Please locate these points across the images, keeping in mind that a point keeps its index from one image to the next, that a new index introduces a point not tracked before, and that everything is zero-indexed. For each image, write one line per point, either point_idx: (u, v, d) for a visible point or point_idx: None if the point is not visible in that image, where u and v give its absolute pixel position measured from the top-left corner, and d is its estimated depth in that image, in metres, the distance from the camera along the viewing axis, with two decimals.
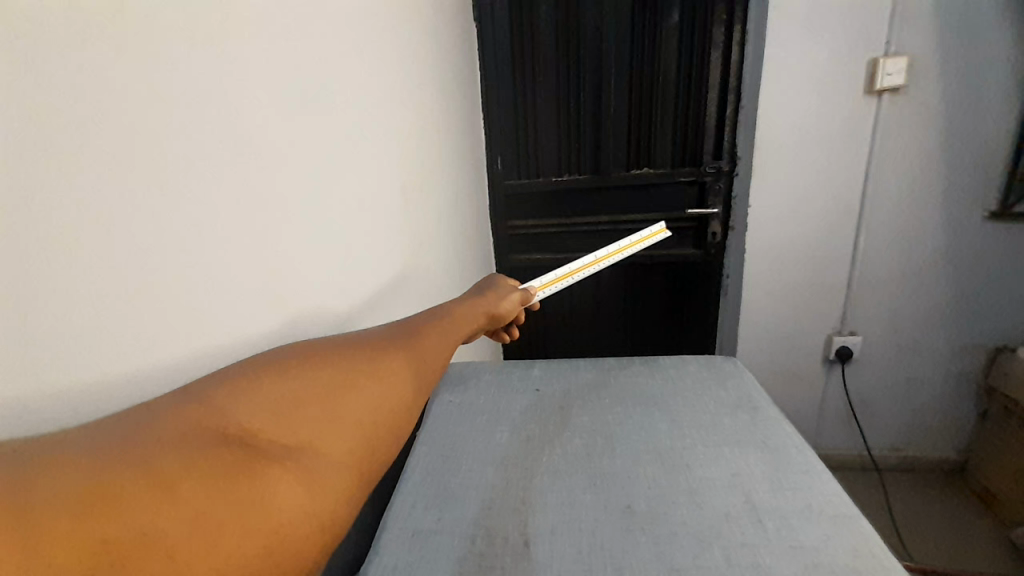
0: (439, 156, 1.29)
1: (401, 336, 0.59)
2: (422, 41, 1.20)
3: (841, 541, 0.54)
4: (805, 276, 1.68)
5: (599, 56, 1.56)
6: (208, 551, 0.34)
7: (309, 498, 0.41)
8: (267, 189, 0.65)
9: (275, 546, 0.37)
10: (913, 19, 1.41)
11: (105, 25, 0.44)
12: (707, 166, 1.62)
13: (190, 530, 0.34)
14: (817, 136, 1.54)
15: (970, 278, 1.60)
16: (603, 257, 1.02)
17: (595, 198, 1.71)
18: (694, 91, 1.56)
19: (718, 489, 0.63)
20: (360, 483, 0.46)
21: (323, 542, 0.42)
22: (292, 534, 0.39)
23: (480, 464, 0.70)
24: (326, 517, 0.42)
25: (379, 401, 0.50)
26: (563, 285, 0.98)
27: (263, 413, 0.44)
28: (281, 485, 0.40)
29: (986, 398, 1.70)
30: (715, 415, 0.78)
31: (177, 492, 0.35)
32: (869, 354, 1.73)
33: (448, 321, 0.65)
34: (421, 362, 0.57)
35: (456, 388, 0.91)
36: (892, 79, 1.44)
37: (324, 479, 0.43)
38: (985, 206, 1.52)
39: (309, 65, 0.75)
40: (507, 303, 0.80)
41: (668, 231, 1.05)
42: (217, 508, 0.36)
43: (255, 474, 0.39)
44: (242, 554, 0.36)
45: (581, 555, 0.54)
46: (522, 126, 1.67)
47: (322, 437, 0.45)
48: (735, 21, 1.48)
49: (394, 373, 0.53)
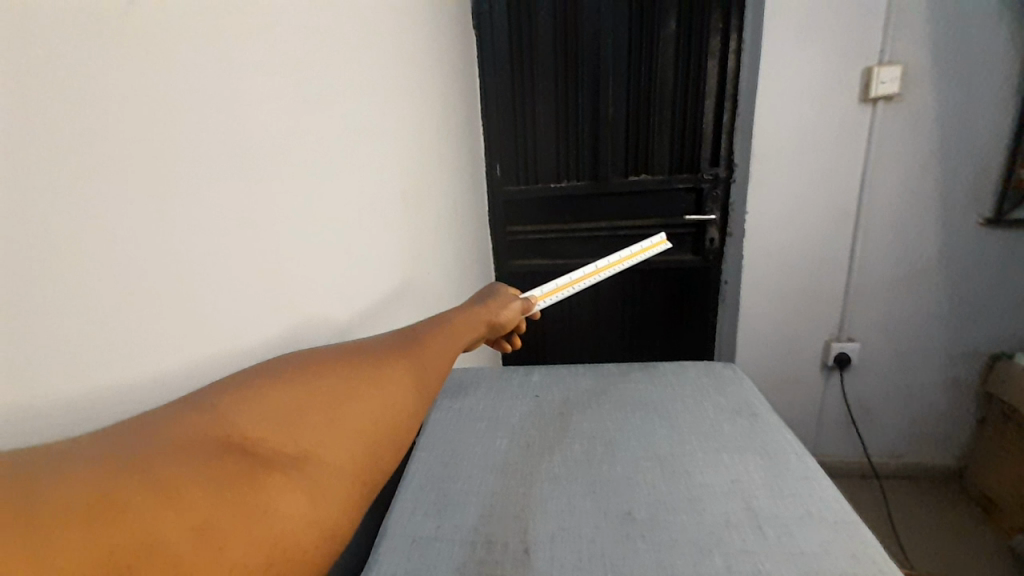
0: (439, 163, 1.30)
1: (401, 344, 0.59)
2: (422, 49, 1.21)
3: (842, 547, 0.54)
4: (803, 282, 1.69)
5: (598, 64, 1.58)
6: (210, 560, 0.34)
7: (310, 507, 0.41)
8: (269, 197, 0.65)
9: (276, 557, 0.37)
10: (906, 29, 1.43)
11: (109, 33, 0.46)
12: (705, 173, 1.64)
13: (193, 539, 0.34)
14: (813, 143, 1.56)
15: (966, 284, 1.61)
16: (603, 267, 1.03)
17: (594, 204, 1.72)
18: (692, 100, 1.58)
19: (718, 495, 0.62)
20: (360, 492, 0.46)
21: (324, 552, 0.42)
22: (293, 544, 0.39)
23: (480, 471, 0.70)
24: (326, 526, 0.42)
25: (379, 409, 0.50)
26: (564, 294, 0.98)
27: (264, 423, 0.44)
28: (282, 495, 0.40)
29: (984, 404, 1.70)
30: (715, 422, 0.78)
31: (179, 501, 0.35)
32: (867, 360, 1.73)
33: (449, 329, 0.65)
34: (422, 371, 0.57)
35: (456, 395, 0.91)
36: (887, 87, 1.46)
37: (325, 489, 0.43)
38: (980, 213, 1.54)
39: (311, 74, 0.75)
40: (507, 311, 0.80)
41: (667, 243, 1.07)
42: (219, 517, 0.36)
43: (256, 484, 0.39)
44: (243, 564, 0.36)
45: (582, 562, 0.54)
46: (522, 134, 1.68)
47: (323, 446, 0.45)
48: (732, 30, 1.50)
49: (395, 381, 0.53)
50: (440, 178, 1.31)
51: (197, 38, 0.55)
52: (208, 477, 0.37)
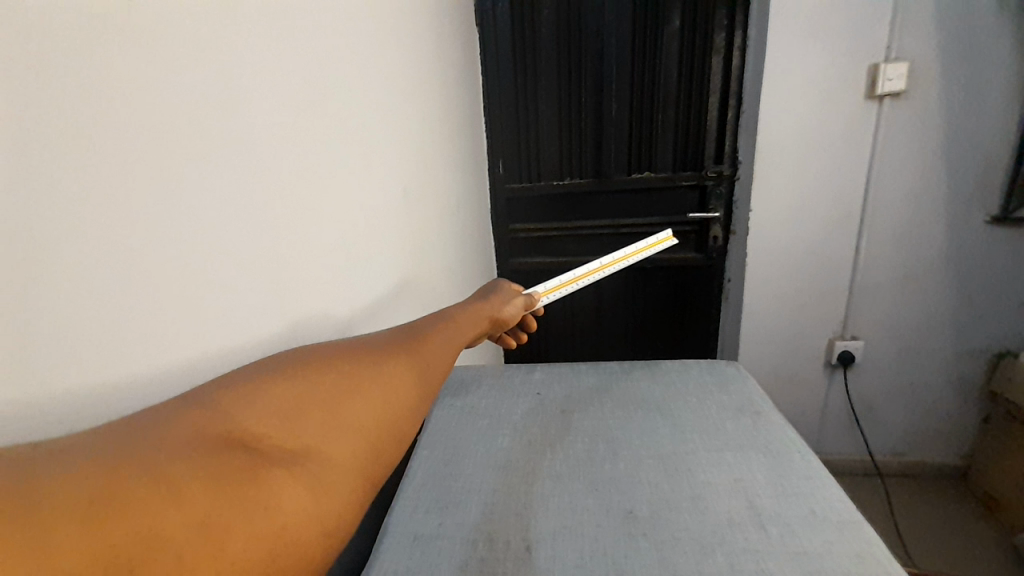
0: (441, 161, 1.30)
1: (403, 340, 0.58)
2: (424, 45, 1.21)
3: (846, 547, 0.54)
4: (806, 281, 1.68)
5: (601, 61, 1.57)
6: (215, 554, 0.34)
7: (313, 502, 0.41)
8: (271, 194, 0.65)
9: (279, 550, 0.38)
10: (913, 25, 1.41)
11: (111, 29, 0.45)
12: (708, 171, 1.63)
13: (198, 534, 0.34)
14: (818, 140, 1.54)
15: (972, 282, 1.59)
16: (608, 263, 1.02)
17: (597, 202, 1.71)
18: (697, 97, 1.58)
19: (721, 494, 0.62)
20: (362, 488, 0.46)
21: (326, 548, 0.42)
22: (295, 538, 0.39)
23: (481, 469, 0.70)
24: (329, 521, 0.42)
25: (381, 405, 0.50)
26: (569, 290, 0.98)
27: (266, 420, 0.44)
28: (285, 490, 0.40)
29: (989, 403, 1.69)
30: (718, 420, 0.77)
31: (184, 495, 0.35)
32: (871, 359, 1.73)
33: (451, 325, 0.65)
34: (424, 367, 0.57)
35: (458, 392, 0.91)
36: (893, 84, 1.44)
37: (328, 484, 0.43)
38: (986, 211, 1.52)
39: (312, 71, 0.75)
40: (510, 307, 0.80)
41: (673, 239, 1.07)
42: (224, 512, 0.36)
43: (259, 479, 0.39)
44: (247, 557, 0.36)
45: (583, 560, 0.54)
46: (525, 132, 1.68)
47: (325, 442, 0.45)
48: (736, 27, 1.50)
49: (396, 377, 0.53)
50: (443, 177, 1.31)
51: (197, 34, 0.54)
52: (212, 471, 0.37)
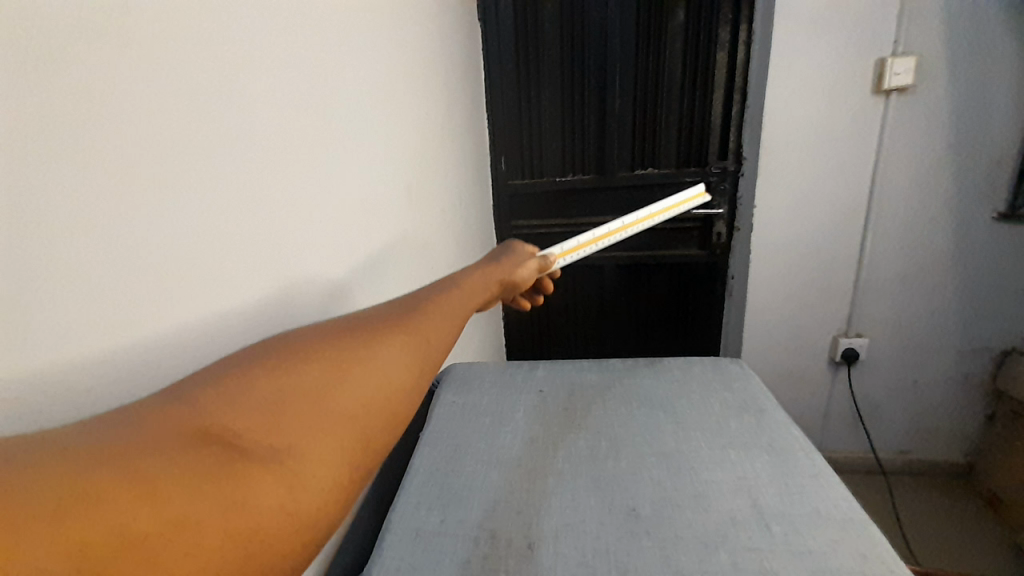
0: (444, 156, 1.29)
1: (411, 294, 0.48)
2: (427, 39, 1.20)
3: (850, 546, 0.54)
4: (811, 277, 1.67)
5: (604, 55, 1.55)
6: (162, 558, 0.25)
7: (294, 491, 0.30)
8: None
9: (251, 546, 0.28)
10: (921, 18, 1.40)
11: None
12: (713, 166, 1.62)
13: (145, 529, 0.26)
14: (824, 136, 1.53)
15: (978, 279, 1.58)
16: (630, 223, 1.00)
17: (600, 198, 1.70)
18: (702, 91, 1.56)
19: (725, 493, 0.62)
20: (362, 472, 0.34)
21: (313, 542, 0.32)
22: (270, 536, 0.29)
23: (483, 466, 0.69)
24: (315, 513, 0.31)
25: (381, 369, 0.38)
26: (586, 251, 0.97)
27: (242, 386, 0.34)
28: (257, 476, 0.30)
29: (994, 402, 1.68)
30: (721, 418, 0.77)
31: (126, 484, 0.26)
32: (875, 356, 1.72)
33: (466, 281, 0.57)
34: (434, 326, 0.45)
35: (460, 389, 0.91)
36: (900, 79, 1.43)
37: (314, 467, 0.32)
38: (993, 207, 1.51)
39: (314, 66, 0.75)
40: (523, 269, 0.77)
41: (706, 196, 1.01)
42: (175, 505, 0.27)
43: (224, 462, 0.30)
44: (204, 560, 0.27)
45: (585, 559, 0.54)
46: (528, 127, 1.67)
47: (313, 413, 0.34)
48: (741, 20, 1.48)
49: (400, 333, 0.41)
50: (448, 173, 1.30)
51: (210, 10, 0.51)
52: (186, 469, 0.28)
